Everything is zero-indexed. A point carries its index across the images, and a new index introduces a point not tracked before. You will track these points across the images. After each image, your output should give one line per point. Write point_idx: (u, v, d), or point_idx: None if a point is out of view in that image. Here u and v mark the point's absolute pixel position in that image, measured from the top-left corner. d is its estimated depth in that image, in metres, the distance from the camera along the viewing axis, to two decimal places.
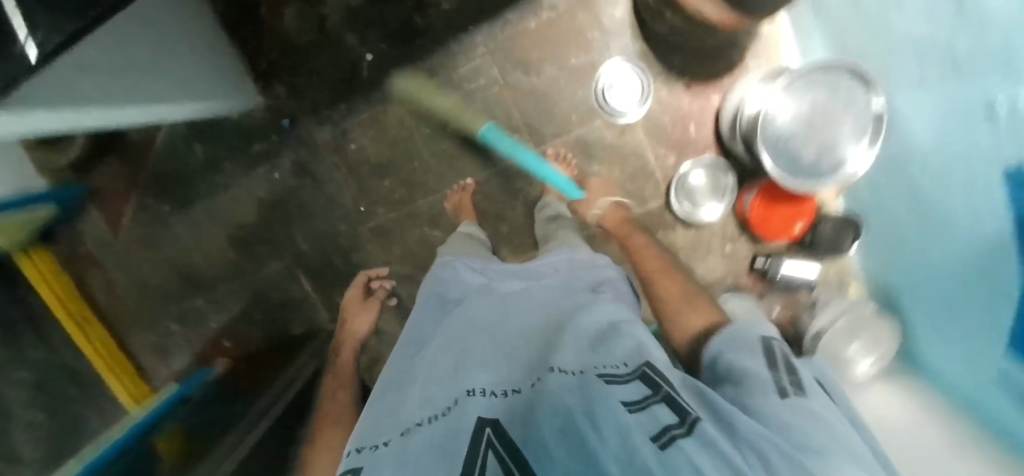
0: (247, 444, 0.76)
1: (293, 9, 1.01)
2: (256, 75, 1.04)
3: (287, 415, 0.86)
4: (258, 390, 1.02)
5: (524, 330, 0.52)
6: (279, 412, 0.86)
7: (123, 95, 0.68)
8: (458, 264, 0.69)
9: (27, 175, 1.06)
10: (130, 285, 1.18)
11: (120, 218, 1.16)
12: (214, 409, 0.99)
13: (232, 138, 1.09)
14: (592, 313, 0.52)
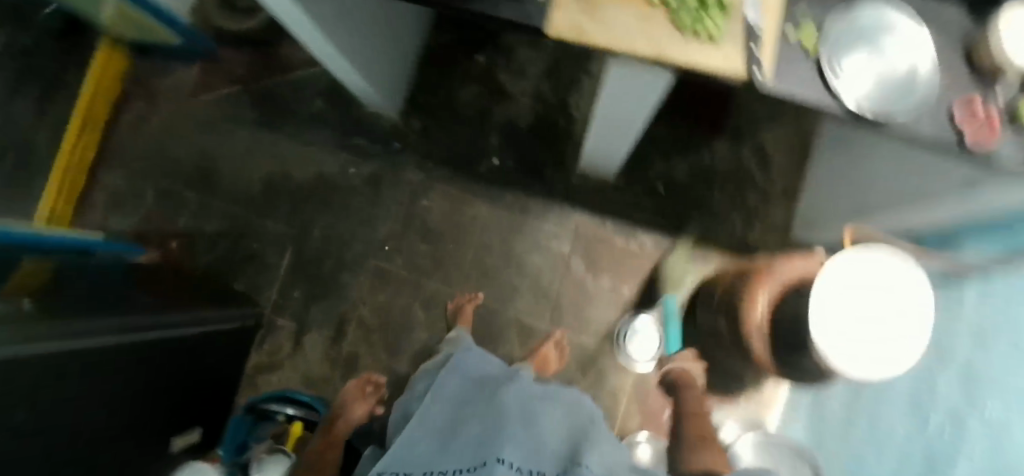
0: (86, 327, 0.66)
1: (476, 87, 1.12)
2: (409, 99, 1.13)
3: (144, 333, 0.74)
4: (185, 300, 0.95)
5: (547, 439, 0.62)
6: (146, 324, 0.75)
7: (327, 15, 0.74)
8: (481, 354, 0.81)
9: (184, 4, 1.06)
10: (155, 137, 1.18)
11: (207, 89, 1.18)
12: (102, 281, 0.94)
13: (348, 118, 1.14)
14: (606, 448, 0.62)
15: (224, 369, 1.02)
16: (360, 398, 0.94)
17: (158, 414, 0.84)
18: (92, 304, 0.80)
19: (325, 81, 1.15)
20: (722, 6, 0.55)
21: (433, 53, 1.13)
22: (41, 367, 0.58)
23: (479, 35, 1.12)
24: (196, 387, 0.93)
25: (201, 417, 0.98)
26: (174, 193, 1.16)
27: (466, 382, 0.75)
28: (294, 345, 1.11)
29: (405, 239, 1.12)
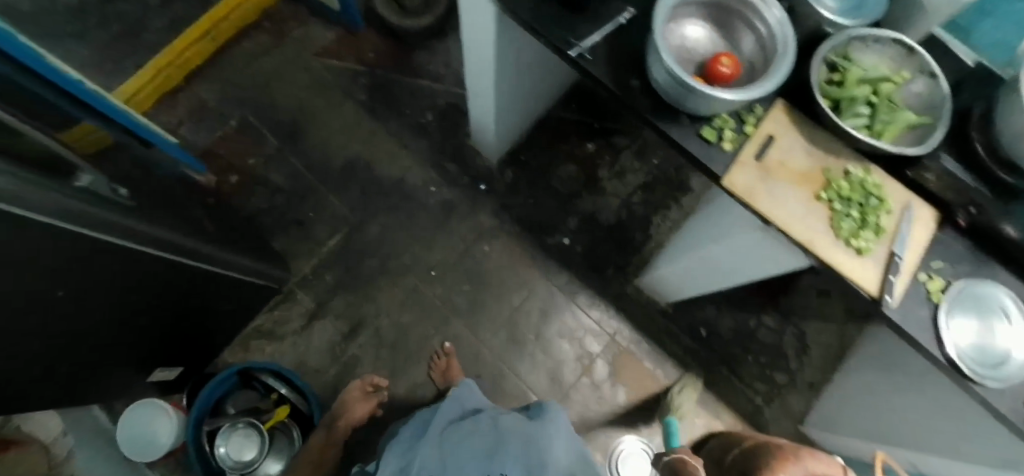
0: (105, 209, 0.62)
1: (577, 168, 1.16)
2: (514, 150, 1.17)
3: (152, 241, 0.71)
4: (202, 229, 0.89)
5: (522, 442, 0.64)
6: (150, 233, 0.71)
7: (501, 26, 0.75)
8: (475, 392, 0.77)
9: None
10: (262, 73, 1.17)
11: (333, 57, 1.19)
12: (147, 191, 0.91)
13: (451, 141, 1.16)
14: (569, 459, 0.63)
15: (228, 318, 0.99)
16: (361, 399, 0.94)
17: (142, 335, 0.80)
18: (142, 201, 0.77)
19: (444, 100, 1.18)
20: (878, 227, 0.61)
21: (552, 122, 1.18)
22: (60, 246, 0.55)
23: (596, 125, 1.18)
24: (191, 325, 0.90)
25: (188, 358, 0.96)
26: (256, 131, 1.14)
27: (461, 408, 0.72)
28: (303, 324, 1.08)
29: (451, 272, 1.11)
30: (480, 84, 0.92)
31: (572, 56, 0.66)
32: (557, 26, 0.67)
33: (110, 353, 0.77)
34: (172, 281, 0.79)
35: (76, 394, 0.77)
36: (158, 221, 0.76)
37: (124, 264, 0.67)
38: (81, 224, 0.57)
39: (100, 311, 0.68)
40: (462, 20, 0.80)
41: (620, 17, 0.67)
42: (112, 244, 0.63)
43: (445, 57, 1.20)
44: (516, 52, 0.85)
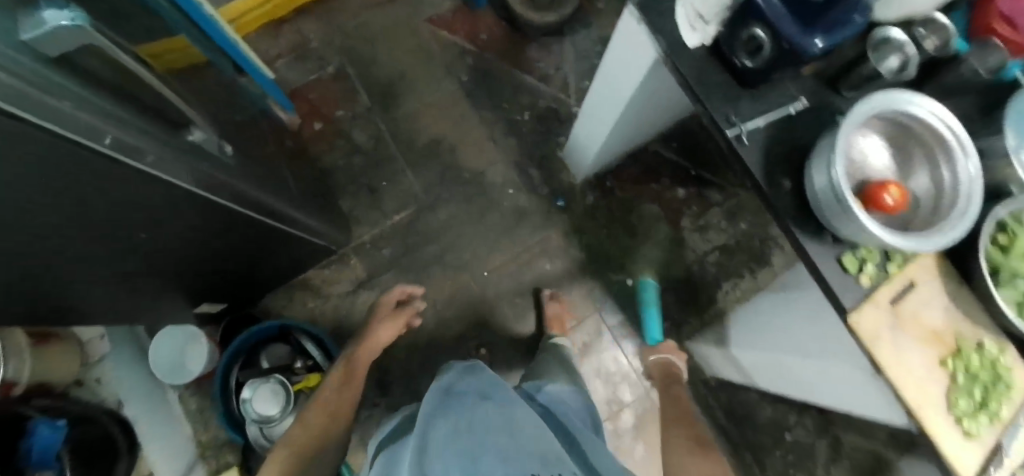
0: (184, 156, 0.55)
1: (661, 211, 1.11)
2: (603, 173, 1.12)
3: (225, 192, 0.64)
4: (276, 177, 0.83)
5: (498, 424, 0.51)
6: (225, 182, 0.63)
7: (655, 71, 0.70)
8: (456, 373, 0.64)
9: None
10: (370, 25, 1.12)
11: (445, 27, 1.13)
12: (247, 131, 0.84)
13: (541, 149, 1.12)
14: (549, 450, 0.50)
15: (283, 272, 0.98)
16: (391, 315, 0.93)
17: (202, 272, 0.80)
18: (241, 146, 0.76)
19: (545, 104, 1.12)
20: (994, 415, 0.56)
21: (650, 156, 1.13)
22: (151, 194, 0.53)
23: (692, 172, 1.13)
24: (246, 269, 0.87)
25: (234, 298, 0.95)
26: (350, 84, 1.10)
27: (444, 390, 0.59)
28: (349, 289, 1.06)
29: (507, 280, 1.08)
30: (602, 109, 0.86)
31: (729, 135, 0.61)
32: (720, 100, 0.62)
33: (154, 281, 0.73)
34: (235, 231, 0.74)
35: (125, 314, 0.78)
36: (241, 173, 0.69)
37: (213, 217, 0.66)
38: (187, 179, 0.56)
39: (160, 248, 0.65)
40: (610, 50, 0.75)
41: (791, 107, 0.61)
42: (177, 191, 0.56)
43: (558, 59, 1.14)
44: (653, 91, 0.79)
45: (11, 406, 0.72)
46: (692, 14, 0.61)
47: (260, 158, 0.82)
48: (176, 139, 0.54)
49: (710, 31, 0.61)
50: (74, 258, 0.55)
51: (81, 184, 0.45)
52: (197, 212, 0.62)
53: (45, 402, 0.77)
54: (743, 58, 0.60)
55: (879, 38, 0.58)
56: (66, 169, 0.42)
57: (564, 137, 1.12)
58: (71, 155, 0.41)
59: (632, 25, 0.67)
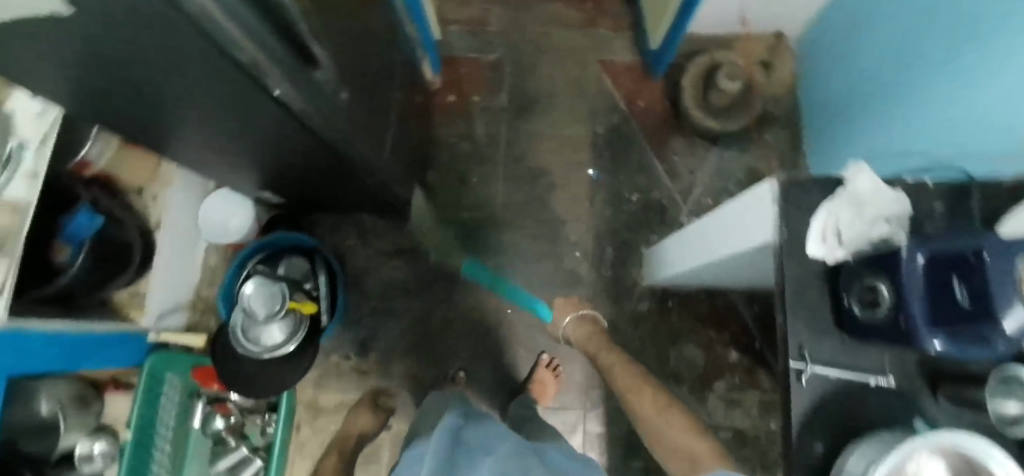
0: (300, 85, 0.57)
1: (702, 360, 1.03)
2: (670, 291, 1.05)
3: (327, 127, 0.67)
4: (382, 127, 0.86)
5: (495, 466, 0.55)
6: (331, 119, 0.66)
7: (755, 253, 0.64)
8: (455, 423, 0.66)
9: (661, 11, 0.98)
10: (549, 35, 1.12)
11: (613, 76, 1.11)
12: (387, 71, 0.88)
13: (628, 234, 1.07)
14: None
15: (347, 203, 1.03)
16: (365, 412, 0.99)
17: (281, 167, 0.86)
18: (371, 88, 0.80)
19: (658, 196, 1.07)
20: None
21: (726, 304, 1.04)
22: (252, 95, 0.56)
23: (757, 345, 1.03)
24: (317, 183, 0.92)
25: (295, 198, 1.01)
26: (499, 78, 1.12)
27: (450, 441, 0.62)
28: (389, 248, 1.09)
29: (522, 328, 1.06)
30: (692, 245, 0.81)
31: (790, 363, 0.55)
32: (803, 324, 0.55)
33: (234, 147, 0.79)
34: (319, 155, 0.77)
35: (206, 159, 0.86)
36: (351, 115, 0.72)
37: (303, 138, 0.70)
38: (292, 102, 0.58)
39: (249, 129, 0.70)
40: (729, 203, 0.68)
41: (870, 378, 0.54)
42: (276, 104, 0.58)
43: (696, 163, 1.07)
44: (747, 263, 0.72)
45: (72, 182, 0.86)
46: (829, 227, 0.55)
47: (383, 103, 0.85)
48: (304, 73, 0.58)
49: (839, 255, 0.54)
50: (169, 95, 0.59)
51: (197, 61, 0.49)
52: (290, 125, 0.65)
53: (101, 197, 0.91)
54: (852, 301, 0.53)
55: (1008, 372, 0.49)
56: (183, 43, 0.45)
57: (656, 237, 1.06)
58: (196, 41, 0.44)
59: (752, 202, 0.62)
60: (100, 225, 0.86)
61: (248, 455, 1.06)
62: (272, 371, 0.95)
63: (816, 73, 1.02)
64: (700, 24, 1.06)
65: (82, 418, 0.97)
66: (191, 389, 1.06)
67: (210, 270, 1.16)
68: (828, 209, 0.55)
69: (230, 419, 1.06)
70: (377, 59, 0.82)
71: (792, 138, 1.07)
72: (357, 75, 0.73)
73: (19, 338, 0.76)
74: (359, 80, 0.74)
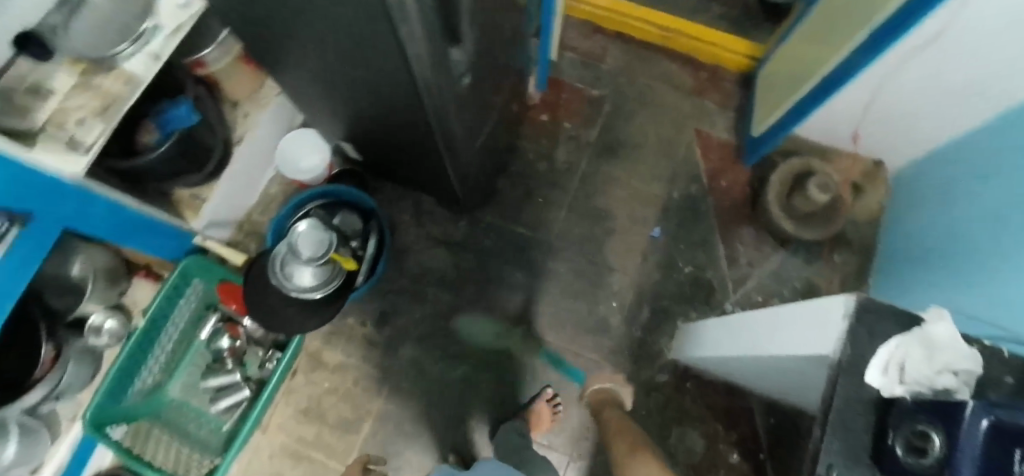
0: (434, 55, 0.59)
1: (703, 451, 0.99)
2: (692, 371, 1.03)
3: (441, 101, 0.69)
4: (481, 120, 0.88)
5: None
6: (446, 96, 0.68)
7: (806, 361, 0.62)
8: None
9: (776, 104, 1.00)
10: (657, 90, 1.14)
11: (704, 148, 1.12)
12: (503, 73, 0.90)
13: (669, 302, 1.05)
14: None
15: (416, 180, 1.06)
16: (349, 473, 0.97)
17: (374, 125, 0.89)
18: (485, 83, 0.82)
19: (710, 276, 1.06)
20: None
21: (744, 403, 1.01)
22: (390, 48, 0.58)
23: (762, 455, 0.99)
24: (399, 151, 0.95)
25: (372, 158, 1.05)
26: (596, 114, 1.14)
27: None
28: (438, 235, 1.10)
29: (536, 355, 1.05)
30: (737, 333, 0.79)
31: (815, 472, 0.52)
32: (841, 447, 0.52)
33: (342, 92, 0.82)
34: (416, 125, 0.80)
35: (310, 94, 0.89)
36: (462, 99, 0.74)
37: (410, 103, 0.72)
38: (420, 66, 0.61)
39: (366, 78, 0.72)
40: (792, 305, 0.67)
41: None
42: (406, 63, 0.60)
43: (758, 257, 1.06)
44: (792, 370, 0.70)
45: (183, 75, 0.92)
46: (894, 359, 0.53)
47: (490, 100, 0.88)
48: (443, 46, 0.61)
49: (896, 389, 0.51)
50: (313, 22, 0.63)
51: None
52: (406, 88, 0.68)
53: (206, 98, 0.95)
54: (896, 440, 0.49)
55: None
56: None
57: (696, 315, 1.04)
58: None
59: (818, 309, 0.61)
60: (194, 123, 0.90)
61: (239, 382, 1.06)
62: (289, 312, 0.96)
63: (908, 212, 1.00)
64: (805, 127, 1.07)
65: (105, 291, 0.99)
66: (210, 301, 1.10)
67: (267, 197, 1.19)
68: (899, 339, 0.53)
69: (235, 342, 1.07)
70: (499, 58, 0.85)
71: (861, 266, 1.05)
72: (482, 66, 0.76)
73: (84, 195, 0.79)
74: (481, 70, 0.77)
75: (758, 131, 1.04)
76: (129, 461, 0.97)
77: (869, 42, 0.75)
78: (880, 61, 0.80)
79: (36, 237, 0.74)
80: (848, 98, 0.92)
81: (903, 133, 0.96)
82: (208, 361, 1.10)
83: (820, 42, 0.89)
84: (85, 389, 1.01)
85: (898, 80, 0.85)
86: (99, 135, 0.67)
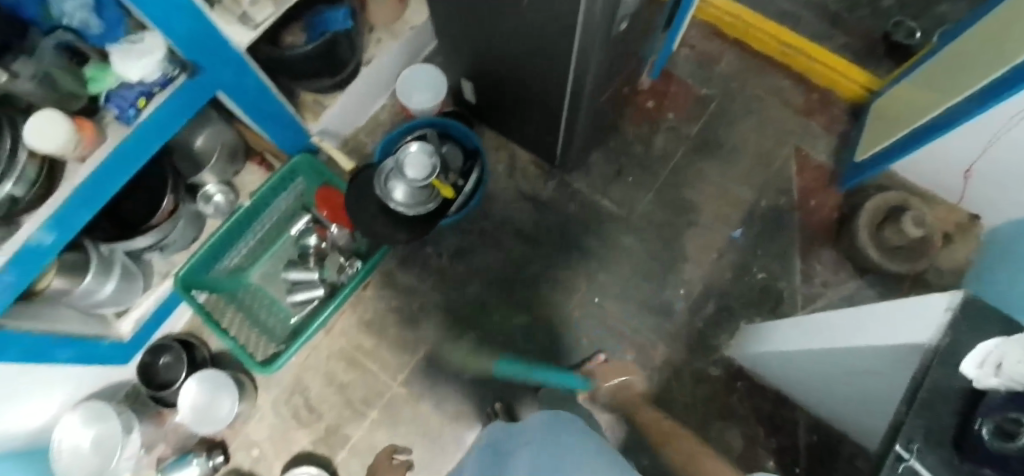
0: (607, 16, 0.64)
1: (740, 451, 1.00)
2: (744, 372, 1.04)
3: (587, 61, 0.73)
4: (605, 91, 0.92)
5: None
6: (593, 58, 0.72)
7: (885, 356, 0.63)
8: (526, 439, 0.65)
9: (885, 134, 1.00)
10: (765, 103, 1.17)
11: (800, 166, 1.14)
12: (638, 53, 0.94)
13: (736, 302, 1.07)
14: None
15: (521, 132, 1.11)
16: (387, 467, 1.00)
17: (501, 73, 0.95)
18: (625, 53, 0.86)
19: (781, 287, 1.07)
20: None
21: (790, 415, 1.02)
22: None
23: (798, 468, 0.99)
24: (516, 101, 1.01)
25: (484, 103, 1.11)
26: (700, 112, 1.18)
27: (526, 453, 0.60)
28: (527, 189, 1.16)
29: (595, 322, 1.09)
30: (812, 331, 0.80)
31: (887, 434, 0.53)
32: None
33: (483, 36, 0.87)
34: (548, 79, 0.84)
35: (452, 32, 0.96)
36: (603, 64, 0.78)
37: (555, 56, 0.77)
38: (584, 25, 0.65)
39: (518, 26, 0.77)
40: (876, 305, 0.67)
41: None
42: (573, 16, 0.64)
43: (833, 280, 1.07)
44: (863, 370, 0.71)
45: None
46: (994, 356, 0.46)
47: (619, 74, 0.92)
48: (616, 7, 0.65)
49: (991, 382, 0.46)
50: None
51: None
52: (558, 40, 0.72)
53: (356, 13, 1.03)
54: (985, 424, 0.44)
55: None
56: None
57: (760, 320, 1.06)
58: None
59: (904, 307, 0.61)
60: (344, 29, 0.97)
61: (315, 281, 1.13)
62: (379, 223, 1.02)
63: (986, 267, 0.99)
64: (904, 167, 1.07)
65: (222, 166, 1.09)
66: (305, 202, 1.18)
67: (375, 122, 1.27)
68: (1000, 339, 0.47)
69: (321, 243, 1.15)
70: (641, 36, 0.88)
71: None
72: (627, 39, 0.80)
73: (241, 66, 0.86)
74: (624, 42, 0.80)
75: (862, 159, 1.05)
76: (207, 322, 1.03)
77: (982, 93, 0.77)
78: (996, 112, 0.79)
79: (196, 90, 0.80)
80: (958, 146, 0.92)
81: (1005, 194, 0.95)
82: (292, 255, 1.18)
83: (930, 85, 0.91)
84: (182, 251, 1.09)
85: (1010, 136, 0.83)
86: (266, 16, 0.81)
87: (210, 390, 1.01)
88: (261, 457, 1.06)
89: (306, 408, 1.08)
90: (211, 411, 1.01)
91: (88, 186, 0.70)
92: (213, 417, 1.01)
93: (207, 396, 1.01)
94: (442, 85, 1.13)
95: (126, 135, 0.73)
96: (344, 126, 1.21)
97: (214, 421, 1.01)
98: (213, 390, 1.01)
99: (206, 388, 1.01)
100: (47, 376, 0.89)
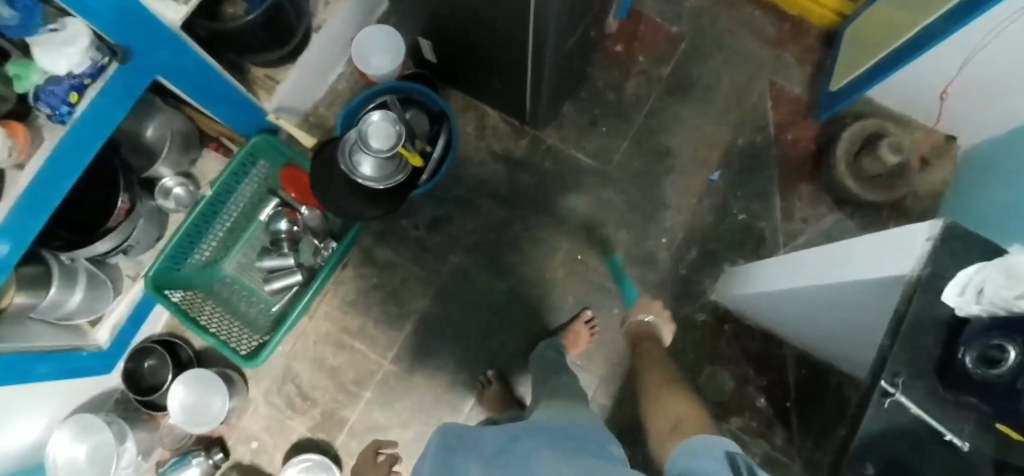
0: None
1: (730, 391, 1.02)
2: (730, 314, 1.05)
3: (546, 15, 0.68)
4: (569, 41, 0.87)
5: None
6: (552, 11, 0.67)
7: (870, 290, 0.62)
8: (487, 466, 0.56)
9: (862, 59, 0.97)
10: (737, 36, 1.13)
11: (776, 100, 1.11)
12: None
13: (719, 245, 1.07)
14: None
15: (488, 90, 1.06)
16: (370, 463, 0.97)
17: (459, 30, 0.89)
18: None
19: (762, 227, 1.07)
20: None
21: (776, 351, 1.03)
22: None
23: (787, 402, 1.02)
24: (478, 59, 0.95)
25: (445, 63, 1.05)
26: (672, 52, 1.13)
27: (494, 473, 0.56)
28: (499, 150, 1.12)
29: (580, 279, 1.08)
30: (795, 269, 0.80)
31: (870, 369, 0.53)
32: None
33: None
34: (509, 33, 0.79)
35: None
36: (564, 15, 0.73)
37: (512, 10, 0.71)
38: None
39: None
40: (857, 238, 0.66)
41: (947, 432, 0.46)
42: None
43: (812, 215, 1.07)
44: (848, 302, 0.70)
45: None
46: (977, 282, 0.46)
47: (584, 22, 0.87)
48: None
49: (973, 309, 0.45)
50: None
51: None
52: None
53: None
54: (968, 353, 0.43)
55: None
56: None
57: (743, 261, 1.06)
58: None
59: (884, 238, 0.60)
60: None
61: (291, 267, 1.09)
62: (351, 200, 0.99)
63: (962, 189, 0.99)
64: (880, 91, 1.05)
65: (176, 157, 1.02)
66: (270, 186, 1.13)
67: (334, 93, 1.21)
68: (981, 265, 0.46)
69: (293, 226, 1.11)
70: None
71: None
72: None
73: (178, 47, 0.79)
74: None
75: (838, 87, 1.02)
76: (185, 321, 1.00)
77: (962, 8, 0.73)
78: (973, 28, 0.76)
79: (130, 77, 0.73)
80: (936, 66, 0.89)
81: (979, 113, 0.94)
82: (265, 242, 1.15)
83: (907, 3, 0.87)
84: (148, 251, 1.04)
85: (989, 53, 0.81)
86: None
87: (197, 392, 1.00)
88: (261, 447, 1.07)
89: (300, 396, 1.07)
90: (200, 414, 0.99)
91: (33, 194, 0.65)
92: (203, 419, 0.99)
93: (195, 399, 0.99)
94: (400, 47, 1.07)
95: (63, 135, 0.67)
96: (299, 101, 1.14)
97: (204, 423, 0.99)
98: (199, 392, 0.99)
99: (193, 390, 0.99)
100: (29, 394, 0.86)
